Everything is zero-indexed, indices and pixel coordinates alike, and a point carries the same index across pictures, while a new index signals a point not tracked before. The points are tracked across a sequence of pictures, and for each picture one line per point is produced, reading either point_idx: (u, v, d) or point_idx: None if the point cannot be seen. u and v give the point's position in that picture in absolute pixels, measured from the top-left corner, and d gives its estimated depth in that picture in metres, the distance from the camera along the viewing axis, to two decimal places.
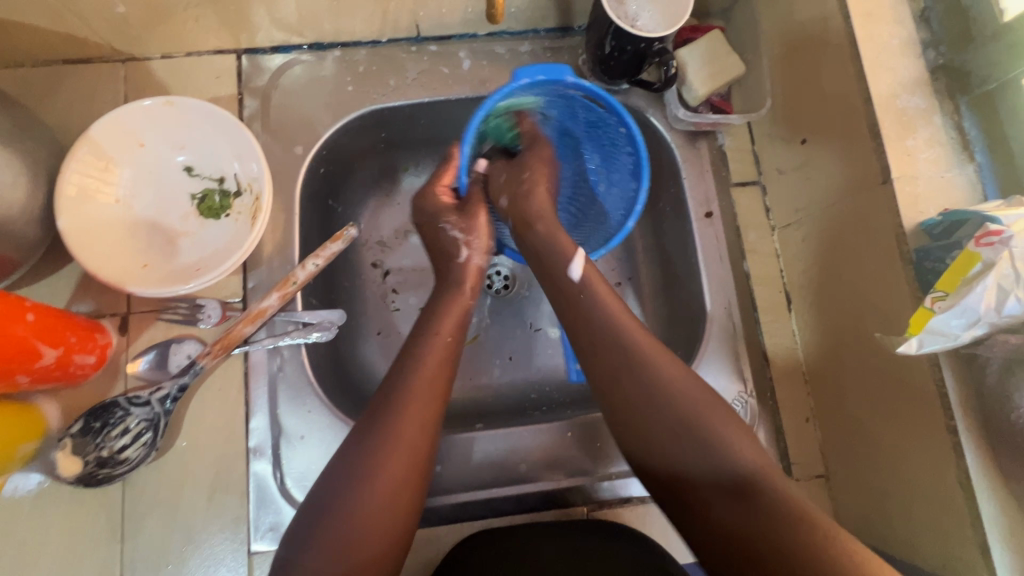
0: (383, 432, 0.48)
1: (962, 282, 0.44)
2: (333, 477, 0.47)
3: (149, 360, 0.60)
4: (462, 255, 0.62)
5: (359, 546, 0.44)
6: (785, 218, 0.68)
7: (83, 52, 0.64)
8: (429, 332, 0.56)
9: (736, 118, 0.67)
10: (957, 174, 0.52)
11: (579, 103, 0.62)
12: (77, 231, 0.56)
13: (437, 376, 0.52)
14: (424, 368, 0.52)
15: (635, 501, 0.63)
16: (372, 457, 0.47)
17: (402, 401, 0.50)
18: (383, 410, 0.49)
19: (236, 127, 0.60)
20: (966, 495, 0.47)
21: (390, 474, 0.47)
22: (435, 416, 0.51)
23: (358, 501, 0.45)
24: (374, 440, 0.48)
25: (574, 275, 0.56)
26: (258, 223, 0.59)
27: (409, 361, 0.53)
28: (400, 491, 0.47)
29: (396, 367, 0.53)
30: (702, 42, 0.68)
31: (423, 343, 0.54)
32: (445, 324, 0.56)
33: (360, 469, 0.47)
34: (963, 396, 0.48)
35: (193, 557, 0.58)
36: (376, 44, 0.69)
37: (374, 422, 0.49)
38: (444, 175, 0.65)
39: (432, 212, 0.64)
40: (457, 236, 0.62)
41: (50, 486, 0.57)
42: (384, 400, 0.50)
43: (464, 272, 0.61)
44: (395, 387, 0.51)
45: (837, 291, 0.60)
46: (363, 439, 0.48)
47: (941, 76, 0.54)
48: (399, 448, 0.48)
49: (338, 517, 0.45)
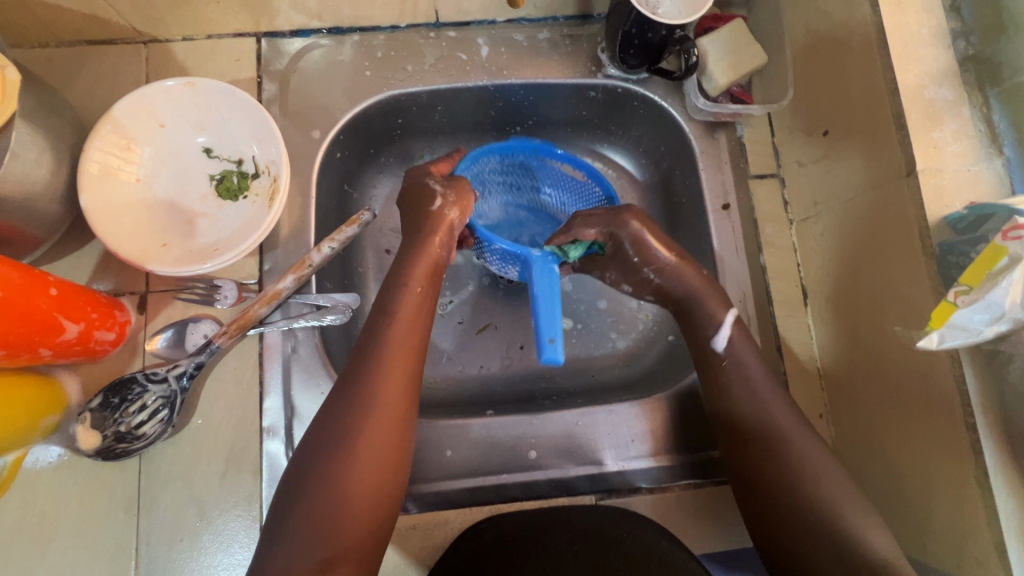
0: (357, 390, 0.51)
1: (986, 277, 0.44)
2: (315, 435, 0.50)
3: (166, 338, 0.61)
4: (436, 205, 0.59)
5: (347, 497, 0.47)
6: (804, 211, 0.67)
7: (105, 33, 0.65)
8: (400, 286, 0.57)
9: (757, 109, 0.66)
10: (984, 168, 0.51)
11: (566, 182, 0.72)
12: (98, 208, 0.57)
13: (408, 334, 0.54)
14: (397, 325, 0.54)
15: (643, 490, 0.63)
16: (355, 411, 0.50)
17: (375, 364, 0.52)
18: (359, 371, 0.52)
19: (256, 109, 0.60)
20: (983, 495, 0.46)
21: (371, 431, 0.50)
22: (409, 374, 0.53)
23: (342, 460, 0.48)
24: (353, 399, 0.50)
25: (718, 346, 0.60)
26: (275, 204, 0.59)
27: (381, 321, 0.54)
28: (381, 448, 0.49)
29: (371, 324, 0.55)
30: (724, 31, 0.68)
31: (395, 305, 0.55)
32: (416, 276, 0.57)
33: (342, 428, 0.49)
34: (984, 395, 0.47)
35: (206, 533, 0.59)
36: (394, 29, 0.70)
37: (349, 383, 0.51)
38: (440, 165, 0.63)
39: (418, 173, 0.61)
40: (438, 187, 0.59)
41: (69, 459, 0.59)
42: (359, 360, 0.52)
43: (436, 220, 0.58)
44: (370, 344, 0.53)
45: (857, 287, 0.59)
46: (343, 395, 0.51)
47: (971, 67, 0.53)
48: (375, 406, 0.50)
49: (322, 476, 0.48)
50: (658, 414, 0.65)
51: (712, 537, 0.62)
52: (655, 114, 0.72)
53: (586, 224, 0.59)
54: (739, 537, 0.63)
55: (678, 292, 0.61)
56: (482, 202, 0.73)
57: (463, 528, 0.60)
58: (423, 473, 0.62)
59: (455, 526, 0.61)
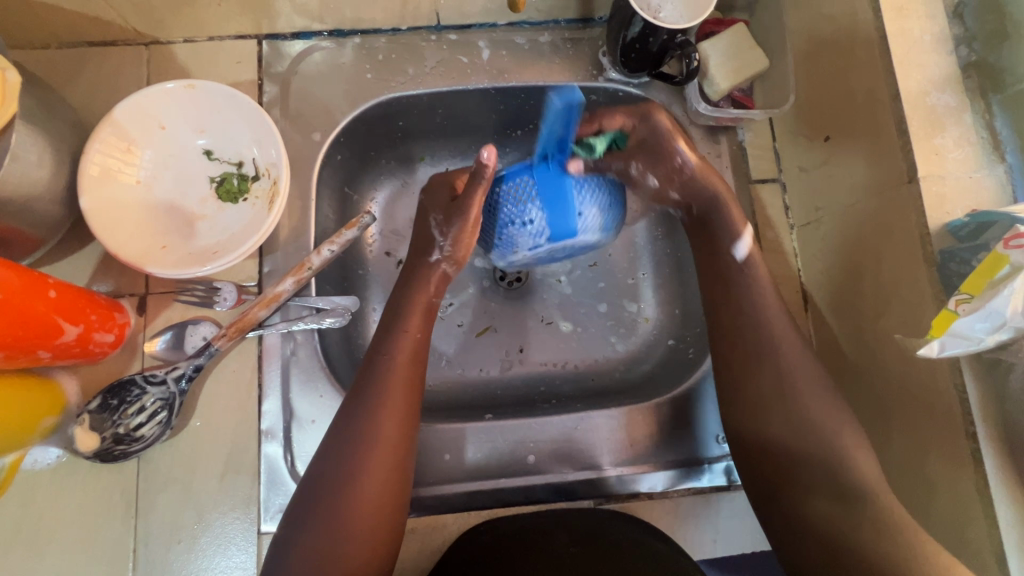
0: (357, 431, 0.51)
1: (987, 286, 0.43)
2: (316, 472, 0.51)
3: (165, 340, 0.61)
4: (433, 256, 0.61)
5: (347, 533, 0.48)
6: (805, 216, 0.67)
7: (106, 34, 0.65)
8: (397, 327, 0.57)
9: (758, 114, 0.66)
10: (987, 175, 0.51)
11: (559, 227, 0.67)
12: (98, 210, 0.57)
13: (408, 368, 0.55)
14: (395, 365, 0.54)
15: (642, 496, 0.63)
16: (356, 451, 0.50)
17: (375, 404, 0.52)
18: (358, 411, 0.52)
19: (256, 111, 0.60)
20: (984, 505, 0.46)
21: (372, 470, 0.50)
22: (410, 412, 0.53)
23: (343, 496, 0.49)
24: (353, 439, 0.51)
25: (740, 254, 0.60)
26: (275, 208, 0.59)
27: (378, 360, 0.55)
28: (382, 485, 0.50)
29: (370, 363, 0.55)
30: (726, 35, 0.67)
31: (393, 340, 0.56)
32: (412, 320, 0.57)
33: (342, 466, 0.50)
34: (986, 403, 0.47)
35: (204, 536, 0.59)
36: (395, 32, 0.70)
37: (349, 422, 0.52)
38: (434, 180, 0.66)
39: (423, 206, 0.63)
40: (438, 237, 0.60)
41: (68, 460, 0.58)
42: (357, 400, 0.53)
43: (429, 273, 0.60)
44: (367, 385, 0.53)
45: (857, 293, 0.59)
46: (343, 434, 0.51)
47: (973, 74, 0.53)
48: (375, 447, 0.51)
49: (323, 512, 0.48)
50: (656, 419, 0.65)
51: (710, 542, 0.62)
52: None
53: (611, 116, 0.61)
54: (738, 543, 0.62)
55: (705, 196, 0.62)
56: (502, 250, 0.62)
57: (462, 531, 0.61)
58: (421, 477, 0.62)
59: (454, 530, 0.61)
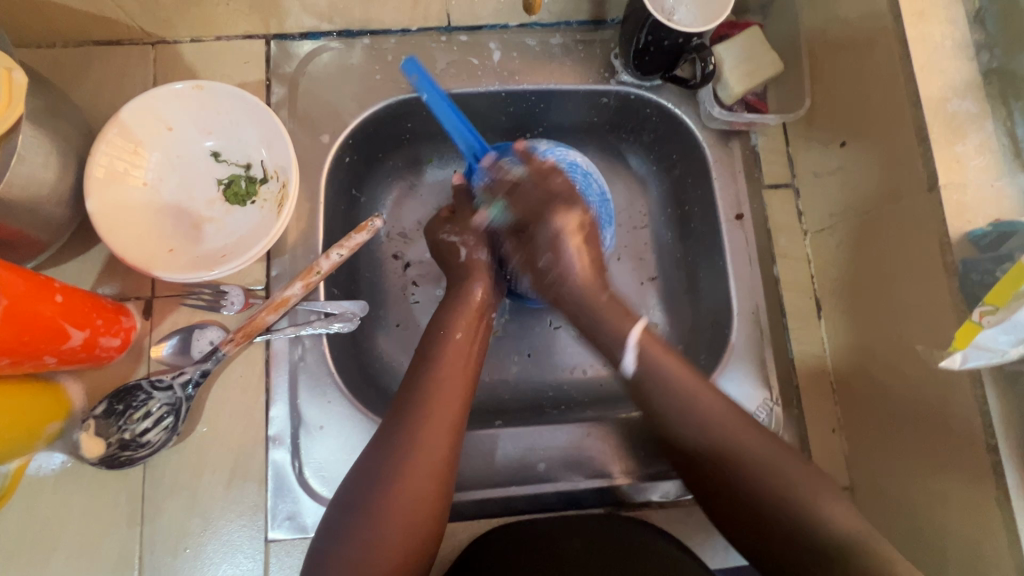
0: (401, 434, 0.51)
1: (1012, 297, 0.42)
2: (358, 477, 0.50)
3: (172, 345, 0.60)
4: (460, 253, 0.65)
5: (382, 538, 0.47)
6: (819, 222, 0.66)
7: (113, 34, 0.64)
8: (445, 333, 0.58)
9: (773, 118, 0.65)
10: (1008, 184, 0.50)
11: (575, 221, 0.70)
12: (104, 212, 0.56)
13: (456, 374, 0.55)
14: (441, 370, 0.55)
15: (654, 505, 0.62)
16: (396, 455, 0.50)
17: (421, 409, 0.52)
18: (402, 416, 0.52)
19: (264, 113, 0.59)
20: (1005, 520, 0.45)
21: (413, 474, 0.49)
22: (459, 416, 0.53)
23: (381, 500, 0.48)
24: (394, 443, 0.51)
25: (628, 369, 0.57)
26: (284, 211, 0.58)
27: (424, 366, 0.56)
28: (422, 489, 0.49)
29: (416, 368, 0.56)
30: (741, 37, 0.66)
31: (440, 345, 0.57)
32: (460, 325, 0.58)
33: (382, 470, 0.50)
34: (1007, 417, 0.46)
35: (210, 543, 0.58)
36: (405, 33, 0.69)
37: (392, 427, 0.52)
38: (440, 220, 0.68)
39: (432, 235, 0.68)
40: (455, 239, 0.65)
41: (72, 466, 0.58)
42: (403, 405, 0.53)
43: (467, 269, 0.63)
44: (414, 389, 0.54)
45: (873, 301, 0.58)
46: (384, 439, 0.51)
47: (995, 80, 0.52)
48: (419, 450, 0.50)
49: (362, 516, 0.48)
50: None
51: (722, 551, 0.62)
52: (668, 122, 0.71)
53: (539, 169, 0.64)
54: None
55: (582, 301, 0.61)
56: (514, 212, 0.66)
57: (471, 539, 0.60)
58: None
59: (463, 538, 0.61)
